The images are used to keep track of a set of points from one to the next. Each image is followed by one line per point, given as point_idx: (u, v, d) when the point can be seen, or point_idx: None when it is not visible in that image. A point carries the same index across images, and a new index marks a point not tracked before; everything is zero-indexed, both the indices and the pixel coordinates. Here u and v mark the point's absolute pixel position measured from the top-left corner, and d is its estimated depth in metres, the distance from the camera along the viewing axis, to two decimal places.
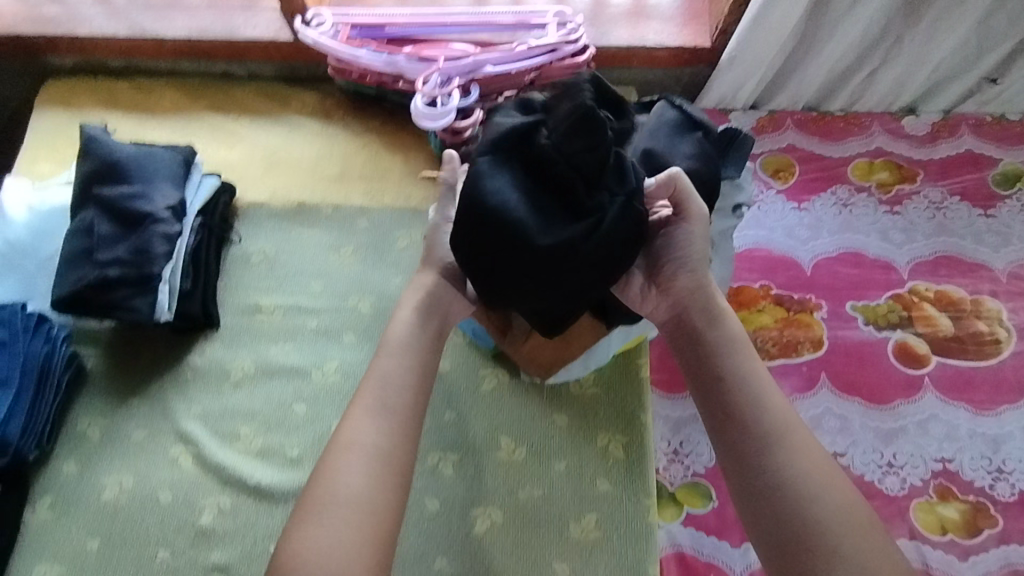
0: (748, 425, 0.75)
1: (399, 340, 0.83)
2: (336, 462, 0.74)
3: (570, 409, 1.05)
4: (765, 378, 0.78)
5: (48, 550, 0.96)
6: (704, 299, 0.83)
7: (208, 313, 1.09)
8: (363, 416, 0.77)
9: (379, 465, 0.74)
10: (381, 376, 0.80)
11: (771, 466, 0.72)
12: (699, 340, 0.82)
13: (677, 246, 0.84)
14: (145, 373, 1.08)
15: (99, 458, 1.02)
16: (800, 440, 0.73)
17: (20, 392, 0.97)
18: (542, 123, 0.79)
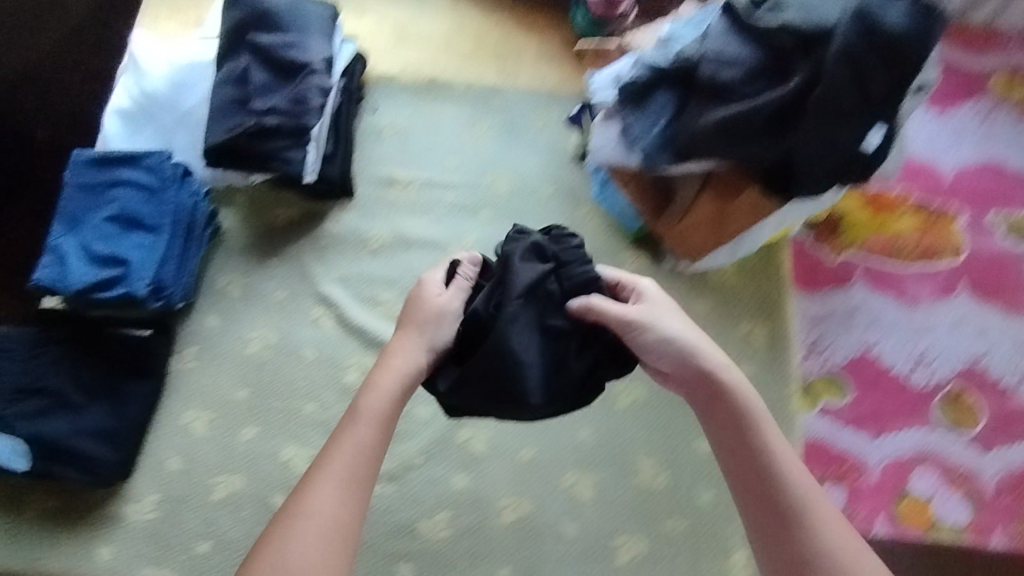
0: (778, 509, 0.63)
1: (374, 408, 0.66)
2: (284, 533, 0.59)
3: (713, 295, 1.03)
4: (788, 451, 0.66)
5: (196, 397, 0.97)
6: (708, 366, 0.69)
7: (345, 180, 1.06)
8: (324, 486, 0.61)
9: (332, 548, 0.59)
10: (349, 446, 0.64)
11: (808, 557, 0.60)
12: (712, 410, 0.68)
13: (653, 338, 0.70)
14: (281, 235, 1.07)
15: (241, 315, 1.02)
16: (834, 523, 0.62)
17: (170, 240, 0.96)
18: (565, 268, 0.74)
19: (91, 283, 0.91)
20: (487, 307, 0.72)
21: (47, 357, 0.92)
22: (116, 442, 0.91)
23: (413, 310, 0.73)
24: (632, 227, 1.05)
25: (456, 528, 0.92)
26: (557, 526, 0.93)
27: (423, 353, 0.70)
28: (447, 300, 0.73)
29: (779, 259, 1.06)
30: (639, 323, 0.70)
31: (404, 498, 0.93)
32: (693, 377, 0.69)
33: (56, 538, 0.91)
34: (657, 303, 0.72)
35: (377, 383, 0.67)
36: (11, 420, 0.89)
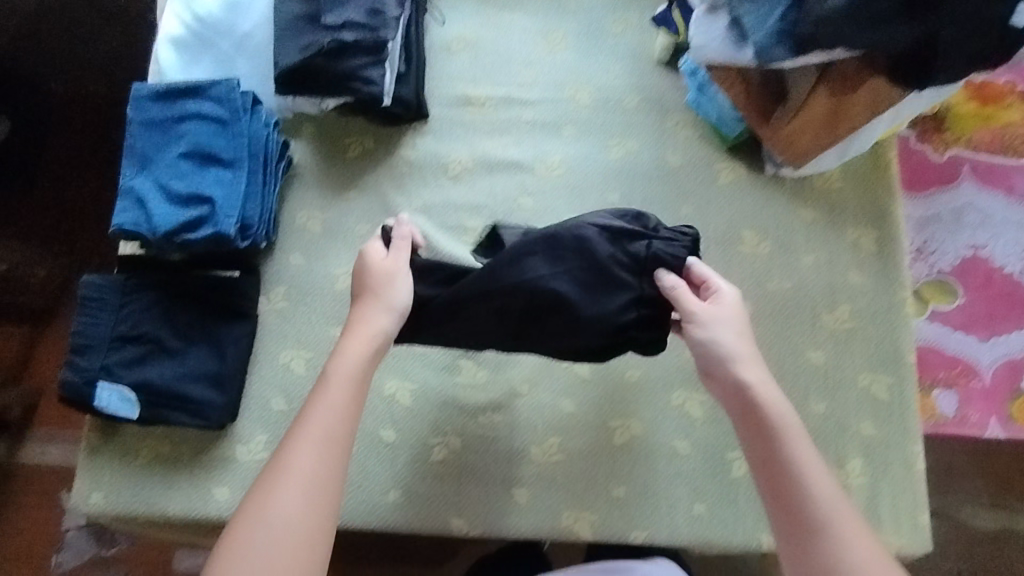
0: (799, 512, 0.68)
1: (345, 372, 0.74)
2: (271, 484, 0.68)
3: (817, 202, 0.98)
4: (816, 460, 0.70)
5: (291, 335, 0.95)
6: (743, 378, 0.73)
7: (420, 102, 1.00)
8: (303, 443, 0.70)
9: (313, 496, 0.68)
10: (322, 410, 0.72)
11: (822, 557, 0.66)
12: (746, 419, 0.73)
13: (704, 349, 0.75)
14: (357, 166, 1.02)
15: (325, 250, 0.98)
16: (851, 528, 0.66)
17: (250, 174, 0.92)
18: (659, 242, 0.83)
19: (176, 225, 0.87)
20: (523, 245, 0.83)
21: (139, 303, 0.90)
22: (220, 384, 0.89)
23: (365, 278, 0.81)
24: (731, 131, 0.98)
25: (569, 451, 0.91)
26: (670, 444, 0.91)
27: (387, 317, 0.79)
28: (391, 266, 0.81)
29: (886, 160, 0.99)
30: (699, 321, 0.76)
31: (513, 425, 0.92)
32: (727, 388, 0.74)
33: (171, 481, 0.91)
34: (732, 309, 0.77)
35: (346, 347, 0.76)
36: (113, 367, 0.87)
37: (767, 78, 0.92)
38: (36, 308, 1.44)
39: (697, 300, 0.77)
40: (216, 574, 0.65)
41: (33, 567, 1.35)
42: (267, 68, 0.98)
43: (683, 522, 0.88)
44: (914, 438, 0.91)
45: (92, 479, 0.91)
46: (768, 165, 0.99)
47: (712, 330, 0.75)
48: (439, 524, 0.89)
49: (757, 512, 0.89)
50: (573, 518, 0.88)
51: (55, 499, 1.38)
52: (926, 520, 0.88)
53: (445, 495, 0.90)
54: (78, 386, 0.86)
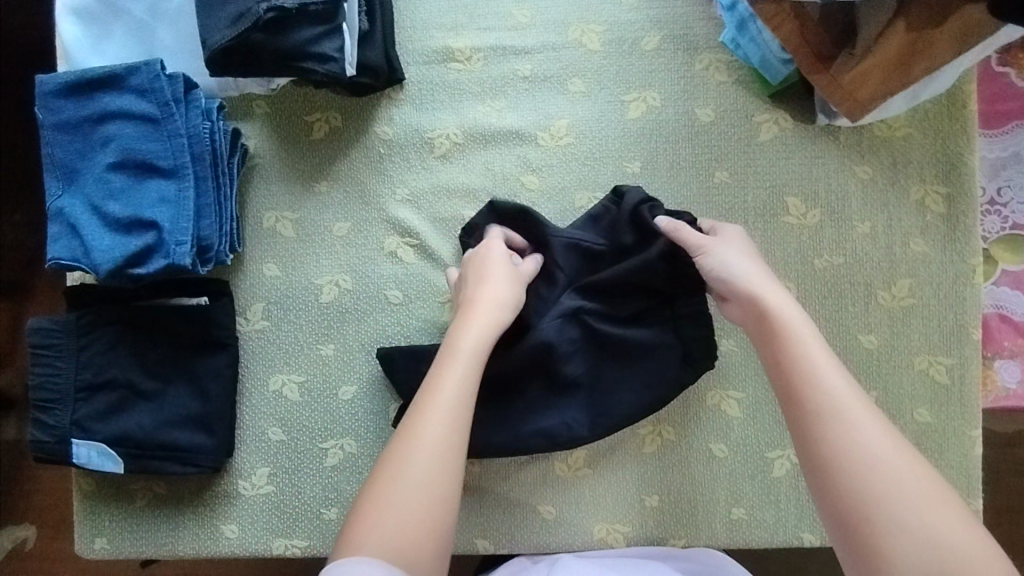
0: (806, 401, 0.59)
1: (470, 343, 0.67)
2: (402, 451, 0.61)
3: (877, 156, 0.82)
4: (825, 351, 0.61)
5: (278, 358, 0.85)
6: (754, 287, 0.67)
7: (391, 64, 0.81)
8: (430, 413, 0.62)
9: (445, 465, 0.61)
10: (450, 382, 0.64)
11: (830, 443, 0.56)
12: (755, 324, 0.66)
13: (715, 256, 0.72)
14: (325, 150, 0.85)
15: (301, 257, 0.85)
16: (863, 415, 0.57)
17: (199, 183, 0.76)
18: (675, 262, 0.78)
19: (121, 258, 0.73)
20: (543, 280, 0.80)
21: (100, 344, 0.79)
22: (208, 426, 0.80)
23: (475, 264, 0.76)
24: (775, 78, 0.80)
25: (596, 463, 0.84)
26: (706, 447, 0.84)
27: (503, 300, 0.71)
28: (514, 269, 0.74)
29: (962, 96, 0.82)
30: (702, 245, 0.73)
31: None
32: (741, 298, 0.68)
33: (177, 522, 0.85)
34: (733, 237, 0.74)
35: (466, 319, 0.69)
36: (85, 423, 0.78)
37: (829, 13, 0.73)
38: (10, 281, 1.19)
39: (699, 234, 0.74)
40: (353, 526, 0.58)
41: (64, 535, 1.19)
42: (194, 38, 0.78)
43: (720, 527, 0.83)
44: (974, 421, 0.82)
45: (93, 525, 0.86)
46: (820, 115, 0.81)
47: (720, 254, 0.71)
48: (464, 546, 0.85)
49: (799, 512, 0.83)
50: (606, 531, 0.84)
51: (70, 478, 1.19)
52: (978, 509, 0.82)
53: (469, 517, 0.85)
54: (51, 447, 0.77)
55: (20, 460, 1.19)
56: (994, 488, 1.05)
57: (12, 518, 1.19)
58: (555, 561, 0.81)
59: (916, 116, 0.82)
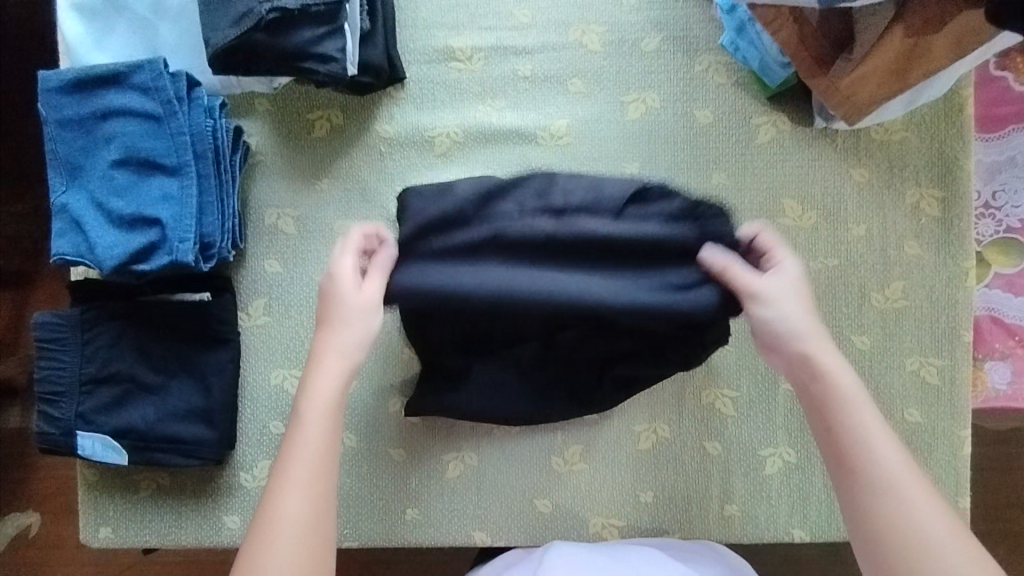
0: (861, 480, 0.61)
1: (319, 410, 0.66)
2: (263, 539, 0.61)
3: (873, 159, 0.83)
4: (879, 422, 0.62)
5: (279, 353, 0.86)
6: (806, 350, 0.65)
7: (392, 63, 0.82)
8: (290, 489, 0.63)
9: (311, 543, 0.62)
10: (305, 450, 0.65)
11: (890, 526, 0.59)
12: (806, 392, 0.65)
13: (770, 314, 0.65)
14: (326, 149, 0.86)
15: (303, 253, 0.86)
16: (920, 496, 0.59)
17: (201, 181, 0.77)
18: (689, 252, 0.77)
19: (124, 256, 0.74)
20: None
21: (104, 339, 0.80)
22: (210, 419, 0.81)
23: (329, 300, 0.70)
24: (773, 81, 0.81)
25: (591, 459, 0.86)
26: (699, 444, 0.85)
27: (358, 348, 0.69)
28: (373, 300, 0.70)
29: (959, 100, 0.82)
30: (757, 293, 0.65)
31: (530, 434, 0.86)
32: (792, 357, 0.65)
33: (179, 512, 0.87)
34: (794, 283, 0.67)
35: (314, 384, 0.67)
36: (90, 416, 0.79)
37: (828, 16, 0.72)
38: (11, 270, 1.20)
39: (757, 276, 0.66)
40: None
41: (67, 521, 1.20)
42: (196, 35, 0.79)
43: (713, 523, 0.85)
44: (963, 421, 0.84)
45: (97, 514, 0.88)
46: (818, 118, 0.82)
47: (775, 303, 0.65)
48: (462, 538, 0.86)
49: (790, 508, 0.85)
50: (601, 524, 0.85)
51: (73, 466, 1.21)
52: (965, 508, 0.83)
53: (466, 510, 0.86)
54: (56, 439, 0.79)
55: (24, 447, 1.21)
56: (985, 485, 1.07)
57: (14, 505, 1.21)
58: (544, 553, 0.78)
59: (914, 120, 0.83)
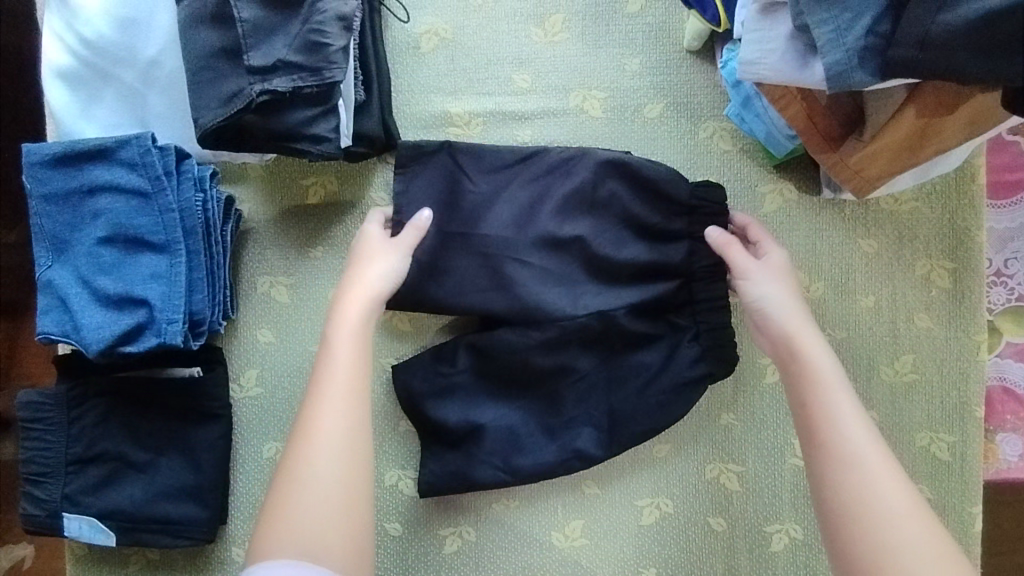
0: (821, 443, 0.62)
1: (348, 331, 0.68)
2: (303, 451, 0.63)
3: (882, 229, 0.81)
4: (849, 397, 0.64)
5: (271, 426, 0.84)
6: (782, 325, 0.68)
7: (389, 132, 0.80)
8: (324, 404, 0.64)
9: (353, 454, 0.63)
10: (341, 368, 0.66)
11: (846, 490, 0.59)
12: (783, 365, 0.68)
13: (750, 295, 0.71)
14: (320, 215, 0.84)
15: (296, 323, 0.84)
16: (882, 468, 0.59)
17: (191, 257, 0.75)
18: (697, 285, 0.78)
19: (111, 338, 0.72)
20: None
21: (91, 416, 0.78)
22: (200, 498, 0.79)
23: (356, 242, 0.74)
24: (779, 151, 0.79)
25: (592, 535, 0.83)
26: (704, 519, 0.83)
27: (381, 275, 0.72)
28: (399, 246, 0.74)
29: (971, 170, 0.80)
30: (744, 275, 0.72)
31: (530, 510, 0.84)
32: (770, 335, 0.69)
33: None
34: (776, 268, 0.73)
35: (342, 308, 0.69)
36: (76, 496, 0.77)
37: (838, 95, 0.70)
38: (7, 301, 1.10)
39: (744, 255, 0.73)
40: (263, 543, 0.59)
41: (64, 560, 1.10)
42: (186, 106, 0.77)
43: None
44: (975, 499, 0.81)
45: None
46: (825, 189, 0.80)
47: (753, 284, 0.71)
48: None
49: None
50: None
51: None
52: None
53: None
54: (42, 521, 0.76)
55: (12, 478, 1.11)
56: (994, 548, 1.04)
57: None
58: None
59: (922, 190, 0.81)
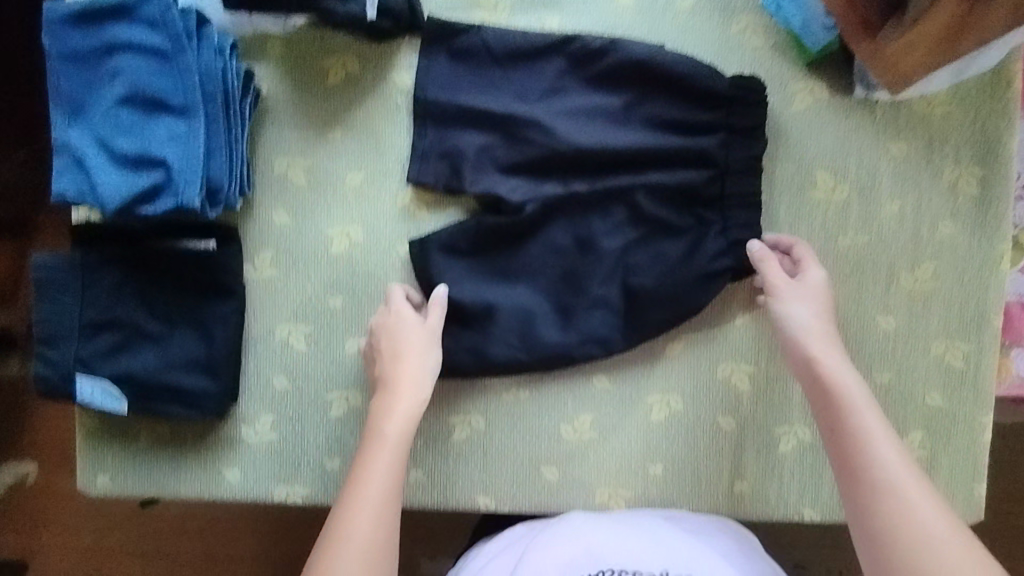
0: (860, 471, 0.64)
1: (390, 439, 0.73)
2: (332, 551, 0.65)
3: (913, 132, 0.80)
4: (883, 426, 0.66)
5: (286, 307, 0.84)
6: (814, 352, 0.71)
7: (413, 9, 0.79)
8: (361, 505, 0.68)
9: (377, 559, 0.66)
10: (380, 470, 0.70)
11: (888, 518, 0.60)
12: (815, 394, 0.70)
13: (790, 334, 0.73)
14: (340, 96, 0.83)
15: (312, 204, 0.83)
16: (922, 495, 0.61)
17: (210, 123, 0.73)
18: (731, 177, 0.79)
19: (129, 196, 0.71)
20: (569, 240, 0.82)
21: (106, 283, 0.78)
22: (214, 371, 0.80)
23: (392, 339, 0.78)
24: (813, 46, 0.77)
25: (601, 428, 0.84)
26: (712, 419, 0.83)
27: (420, 386, 0.76)
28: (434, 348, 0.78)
29: (1008, 75, 0.78)
30: (774, 291, 0.75)
31: (541, 402, 0.85)
32: (800, 363, 0.72)
33: (179, 463, 0.86)
34: (814, 291, 0.75)
35: (388, 412, 0.74)
36: (90, 360, 0.78)
37: None
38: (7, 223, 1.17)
39: (782, 276, 0.75)
40: None
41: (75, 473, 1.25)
42: None
43: (722, 499, 0.84)
44: (984, 408, 0.82)
45: (95, 461, 0.86)
46: (858, 86, 0.78)
47: (787, 309, 0.74)
48: (465, 502, 0.85)
49: (801, 486, 0.83)
50: (606, 495, 0.84)
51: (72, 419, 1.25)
52: (979, 495, 0.82)
53: (471, 474, 0.85)
54: (55, 384, 0.77)
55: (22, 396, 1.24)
56: None
57: (11, 456, 1.24)
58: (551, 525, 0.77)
59: (957, 95, 0.79)
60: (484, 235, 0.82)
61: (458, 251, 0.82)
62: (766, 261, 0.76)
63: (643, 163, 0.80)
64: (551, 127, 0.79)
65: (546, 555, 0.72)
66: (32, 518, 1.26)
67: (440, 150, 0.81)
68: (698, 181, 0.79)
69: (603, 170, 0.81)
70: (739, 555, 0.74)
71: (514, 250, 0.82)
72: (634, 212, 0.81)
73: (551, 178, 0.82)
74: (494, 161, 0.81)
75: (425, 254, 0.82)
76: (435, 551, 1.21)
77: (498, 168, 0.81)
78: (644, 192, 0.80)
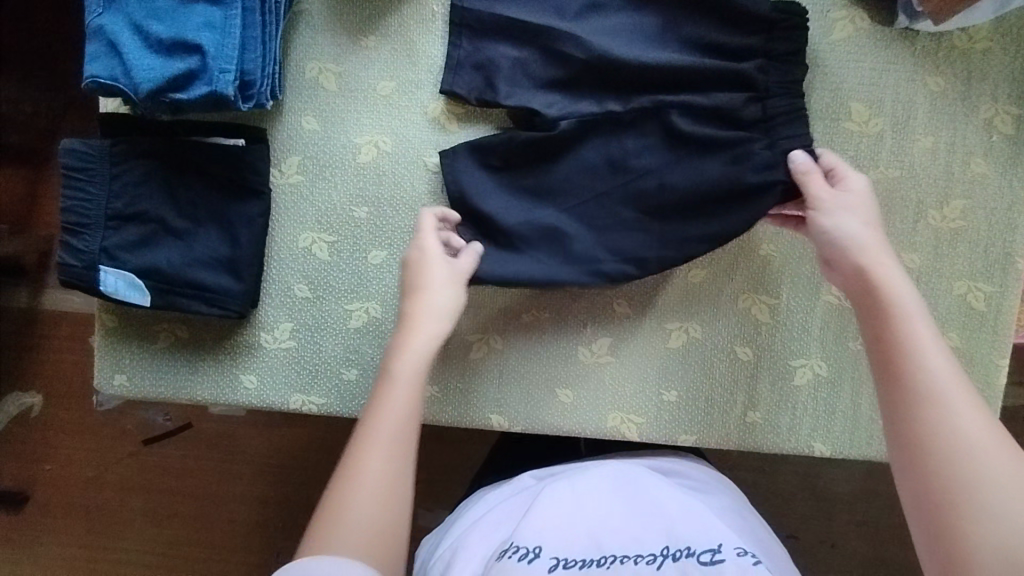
0: (903, 377, 0.61)
1: (409, 374, 0.70)
2: (348, 487, 0.64)
3: (951, 67, 0.79)
4: (932, 334, 0.62)
5: (310, 214, 0.83)
6: (864, 259, 0.66)
7: None
8: (376, 442, 0.66)
9: (390, 497, 0.64)
10: (396, 406, 0.68)
11: (928, 427, 0.58)
12: (862, 300, 0.66)
13: (838, 240, 0.68)
14: (376, 2, 0.82)
15: (342, 111, 0.82)
16: (965, 405, 0.58)
17: (246, 14, 0.73)
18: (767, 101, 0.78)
19: (162, 81, 0.71)
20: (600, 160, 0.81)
21: (134, 175, 0.78)
22: (236, 270, 0.79)
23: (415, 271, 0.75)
24: None
25: (619, 353, 0.84)
26: (730, 349, 0.84)
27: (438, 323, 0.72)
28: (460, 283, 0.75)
29: None
30: (818, 208, 0.70)
31: (559, 324, 0.85)
32: (847, 268, 0.67)
33: (196, 366, 0.86)
34: (857, 197, 0.70)
35: (406, 346, 0.71)
36: (114, 251, 0.78)
37: None
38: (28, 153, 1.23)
39: (825, 188, 0.71)
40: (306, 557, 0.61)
41: (78, 407, 1.26)
42: None
43: (734, 428, 0.84)
44: (1003, 351, 0.82)
45: (113, 360, 0.86)
46: (901, 15, 0.78)
47: (834, 219, 0.69)
48: (479, 420, 0.85)
49: (813, 420, 0.84)
50: (619, 420, 0.84)
51: (76, 350, 1.26)
52: None
53: (486, 392, 0.85)
54: (78, 273, 0.77)
55: (30, 328, 1.26)
56: None
57: (14, 386, 1.27)
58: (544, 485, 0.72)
59: (998, 30, 0.78)
60: (513, 150, 0.81)
61: (487, 165, 0.82)
62: (806, 176, 0.72)
63: (682, 84, 0.79)
64: (589, 42, 0.79)
65: (543, 527, 0.66)
66: (34, 448, 1.27)
67: (474, 60, 0.80)
68: (737, 103, 0.77)
69: (637, 90, 0.80)
70: (737, 512, 0.73)
71: (542, 167, 0.81)
72: (668, 132, 0.79)
73: (585, 95, 0.81)
74: (528, 75, 0.80)
75: (454, 166, 0.81)
76: (438, 486, 1.21)
77: (531, 82, 0.80)
78: (677, 112, 0.79)
